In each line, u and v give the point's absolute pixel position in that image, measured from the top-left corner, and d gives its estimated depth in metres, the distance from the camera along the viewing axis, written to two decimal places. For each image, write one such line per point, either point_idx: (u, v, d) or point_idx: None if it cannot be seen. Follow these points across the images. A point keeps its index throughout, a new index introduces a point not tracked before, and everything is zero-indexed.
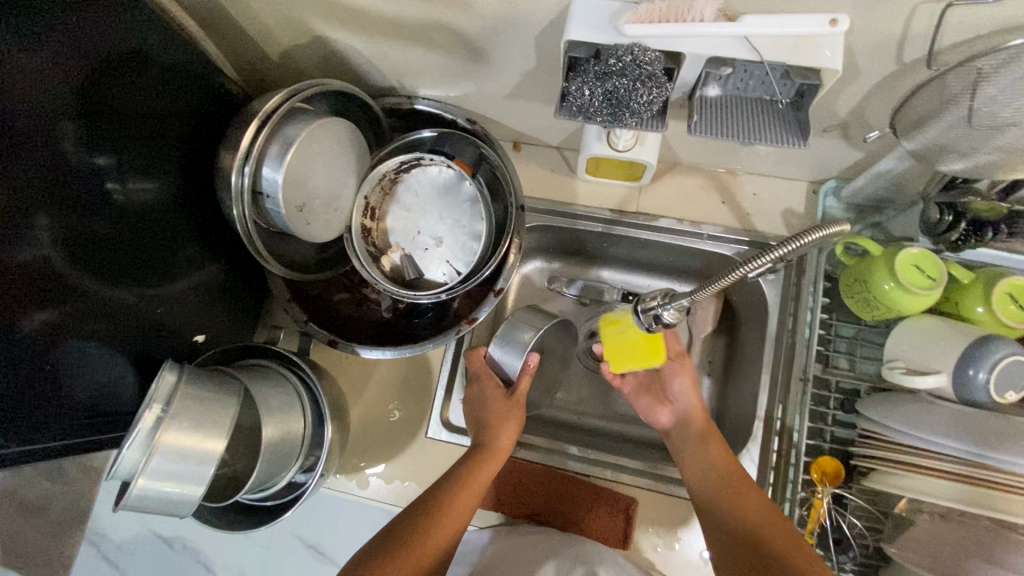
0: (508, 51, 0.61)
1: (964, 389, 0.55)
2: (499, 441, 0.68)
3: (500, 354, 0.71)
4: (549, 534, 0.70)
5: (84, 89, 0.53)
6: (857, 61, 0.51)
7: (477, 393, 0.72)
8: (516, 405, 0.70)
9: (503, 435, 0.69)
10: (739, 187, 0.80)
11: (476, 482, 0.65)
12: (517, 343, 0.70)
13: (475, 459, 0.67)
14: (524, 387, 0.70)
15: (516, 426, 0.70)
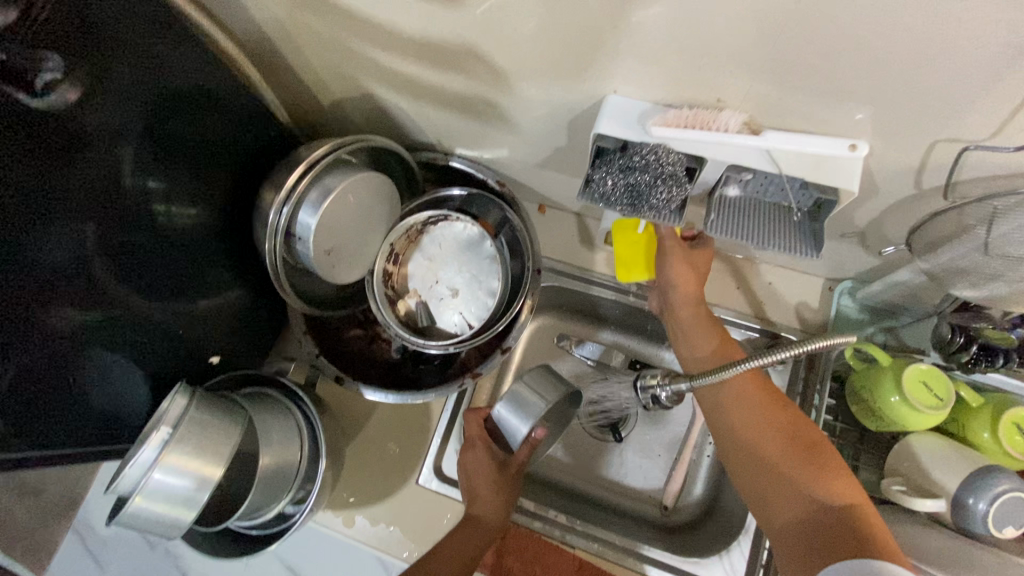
0: (542, 128, 0.64)
1: (963, 517, 0.53)
2: (484, 518, 0.69)
3: (506, 414, 0.69)
4: None
5: (149, 120, 0.58)
6: (875, 182, 0.53)
7: (472, 460, 0.72)
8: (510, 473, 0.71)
9: (493, 509, 0.70)
10: (755, 274, 0.81)
11: (453, 562, 0.66)
12: (531, 410, 0.67)
13: (457, 532, 0.69)
14: (521, 457, 0.70)
15: (507, 499, 0.70)
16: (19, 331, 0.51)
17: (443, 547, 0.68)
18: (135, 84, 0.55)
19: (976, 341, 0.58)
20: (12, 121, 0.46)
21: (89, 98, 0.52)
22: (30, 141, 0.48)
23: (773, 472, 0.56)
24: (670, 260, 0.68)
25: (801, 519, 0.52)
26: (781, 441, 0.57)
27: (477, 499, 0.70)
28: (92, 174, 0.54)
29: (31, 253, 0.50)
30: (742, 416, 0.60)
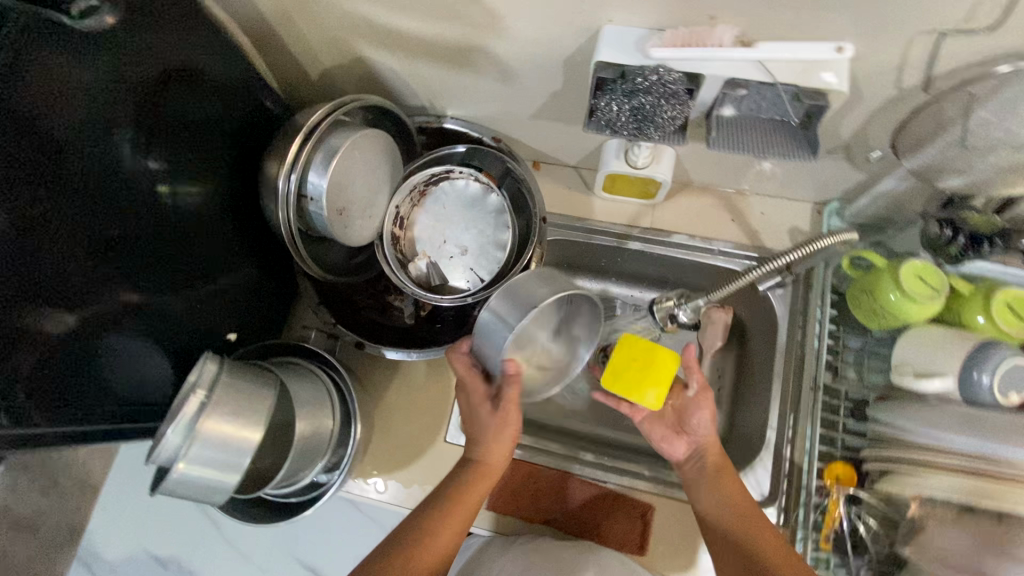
0: (537, 73, 0.66)
1: (969, 390, 0.58)
2: (491, 461, 0.64)
3: (488, 325, 0.59)
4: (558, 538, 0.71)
5: (151, 99, 0.58)
6: (860, 88, 0.56)
7: (464, 405, 0.66)
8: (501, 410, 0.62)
9: (497, 454, 0.64)
10: (747, 206, 0.84)
11: (464, 507, 0.62)
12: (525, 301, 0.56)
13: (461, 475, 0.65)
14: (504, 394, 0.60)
15: (508, 444, 0.64)
16: (28, 294, 0.50)
17: (450, 490, 0.63)
18: (149, 66, 0.57)
19: (964, 232, 0.62)
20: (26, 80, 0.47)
21: (98, 68, 0.52)
22: (42, 92, 0.48)
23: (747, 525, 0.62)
24: (700, 409, 0.68)
25: (775, 552, 0.59)
26: (746, 507, 0.64)
27: (479, 442, 0.64)
28: (93, 149, 0.54)
29: (46, 221, 0.50)
30: (708, 487, 0.66)
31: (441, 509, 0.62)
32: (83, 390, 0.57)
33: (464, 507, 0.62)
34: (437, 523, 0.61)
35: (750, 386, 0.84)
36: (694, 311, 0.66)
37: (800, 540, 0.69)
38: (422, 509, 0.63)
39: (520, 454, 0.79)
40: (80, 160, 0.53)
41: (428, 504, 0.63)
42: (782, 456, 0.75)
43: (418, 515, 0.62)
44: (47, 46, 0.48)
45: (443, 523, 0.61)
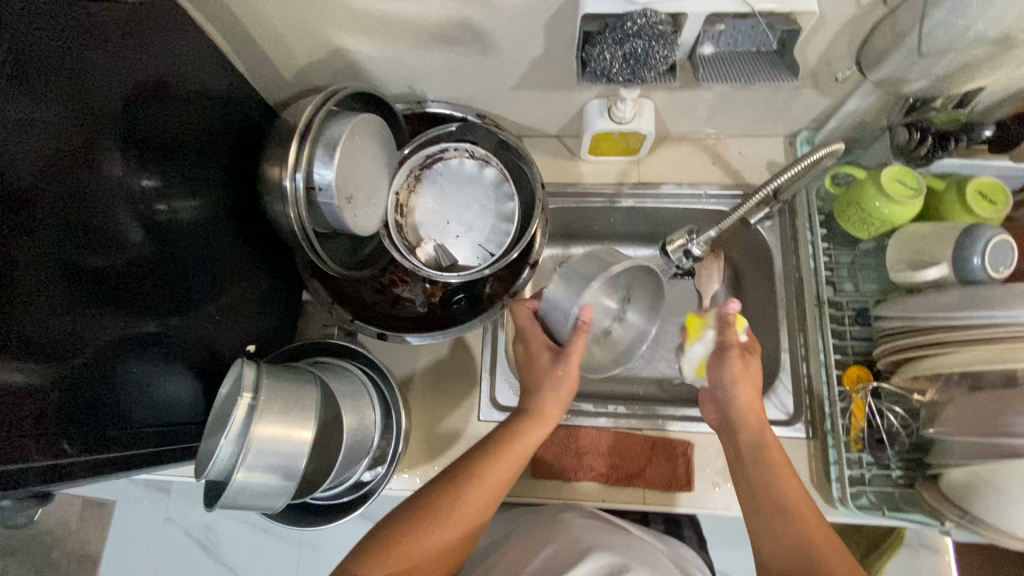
0: (520, 41, 0.67)
1: (964, 274, 0.63)
2: (546, 410, 0.67)
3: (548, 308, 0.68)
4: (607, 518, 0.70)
5: (126, 117, 0.54)
6: (825, 9, 0.61)
7: (523, 356, 0.70)
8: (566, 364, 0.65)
9: (552, 402, 0.67)
10: (725, 148, 0.89)
11: (517, 452, 0.64)
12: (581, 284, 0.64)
13: (518, 424, 0.66)
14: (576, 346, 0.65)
15: (563, 394, 0.67)
16: (49, 324, 0.46)
17: (505, 435, 0.65)
18: (113, 83, 0.52)
19: (931, 133, 0.67)
20: (33, 98, 0.44)
21: (63, 90, 0.46)
22: (47, 110, 0.45)
23: (773, 509, 0.60)
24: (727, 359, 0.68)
25: (778, 534, 0.58)
26: (783, 494, 0.60)
27: (537, 386, 0.67)
28: (74, 183, 0.48)
29: (59, 246, 0.47)
30: (747, 457, 0.64)
31: (494, 449, 0.63)
32: (110, 417, 0.53)
33: (515, 451, 0.63)
34: (492, 464, 0.62)
35: (754, 317, 0.88)
36: (704, 244, 0.72)
37: (831, 445, 0.73)
38: (478, 447, 0.64)
39: (556, 418, 0.80)
40: (57, 200, 0.46)
41: (485, 443, 0.64)
42: (799, 373, 0.79)
43: (473, 451, 0.64)
44: (49, 56, 0.45)
45: (494, 463, 0.62)
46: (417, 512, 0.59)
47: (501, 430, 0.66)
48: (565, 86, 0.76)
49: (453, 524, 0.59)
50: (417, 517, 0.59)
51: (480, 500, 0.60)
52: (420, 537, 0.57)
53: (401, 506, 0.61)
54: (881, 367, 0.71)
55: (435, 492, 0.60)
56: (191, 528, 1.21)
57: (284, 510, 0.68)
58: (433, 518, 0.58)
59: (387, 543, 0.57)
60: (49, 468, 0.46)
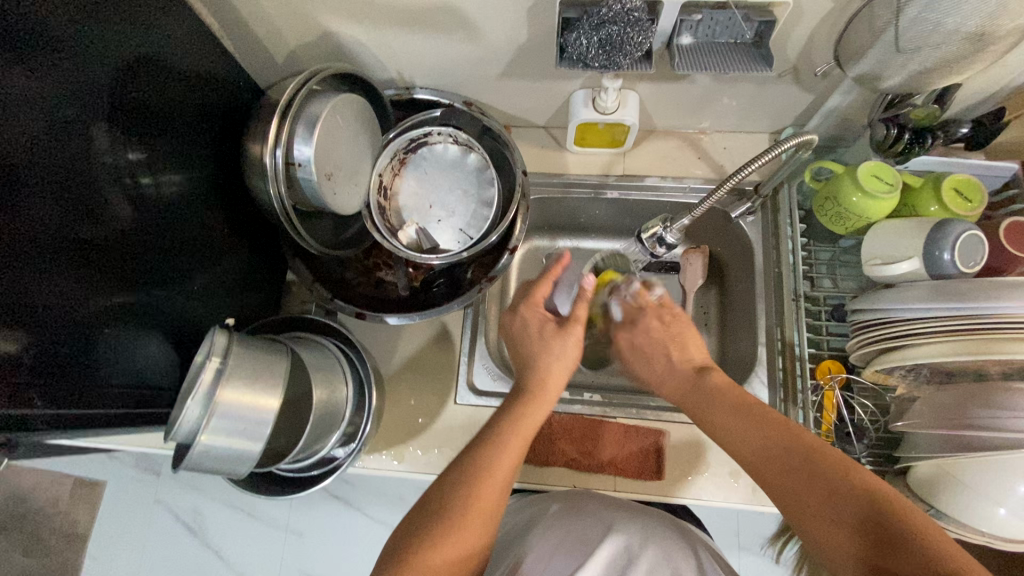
0: (503, 28, 0.68)
1: (934, 267, 0.63)
2: (546, 380, 0.62)
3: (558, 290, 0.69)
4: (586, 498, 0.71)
5: (114, 90, 0.55)
6: (802, 3, 0.62)
7: (523, 322, 0.66)
8: (572, 329, 0.64)
9: (554, 373, 0.63)
10: (711, 144, 0.89)
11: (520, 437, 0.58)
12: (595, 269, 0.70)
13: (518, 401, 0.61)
14: (582, 313, 0.66)
15: (568, 363, 0.64)
16: (21, 290, 0.47)
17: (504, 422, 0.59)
18: (99, 55, 0.53)
19: (909, 129, 0.68)
20: (10, 68, 0.45)
21: (48, 61, 0.48)
22: (24, 81, 0.46)
23: (792, 463, 0.51)
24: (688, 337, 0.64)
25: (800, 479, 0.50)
26: (776, 440, 0.52)
27: (543, 357, 0.64)
28: (60, 152, 0.49)
29: (33, 215, 0.47)
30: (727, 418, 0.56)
31: (498, 442, 0.57)
32: (86, 380, 0.53)
33: (518, 437, 0.57)
34: (496, 456, 0.56)
35: (734, 312, 0.89)
36: (678, 231, 0.74)
37: None
38: (479, 439, 0.58)
39: None
40: (41, 170, 0.48)
41: (485, 437, 0.58)
42: (775, 366, 0.79)
43: (473, 448, 0.57)
44: (31, 28, 0.46)
45: (501, 455, 0.56)
46: (431, 524, 0.52)
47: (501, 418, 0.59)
48: (549, 75, 0.77)
49: (471, 529, 0.52)
50: (430, 529, 0.52)
51: (495, 494, 0.54)
52: (437, 548, 0.51)
53: (411, 517, 0.54)
54: (855, 361, 0.71)
55: (444, 499, 0.53)
56: (176, 512, 1.22)
57: (256, 483, 0.69)
58: (444, 530, 0.51)
59: (404, 559, 0.50)
60: (14, 420, 0.47)
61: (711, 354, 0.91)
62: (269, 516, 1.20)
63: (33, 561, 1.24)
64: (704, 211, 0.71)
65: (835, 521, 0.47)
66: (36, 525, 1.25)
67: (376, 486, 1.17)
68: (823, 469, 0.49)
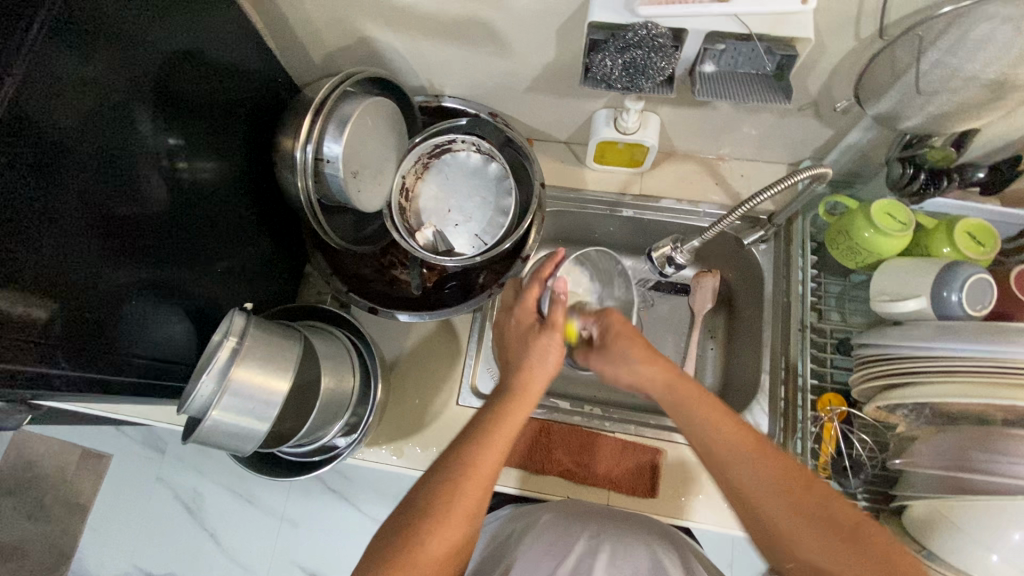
0: (533, 45, 0.71)
1: (940, 308, 0.64)
2: (528, 386, 0.63)
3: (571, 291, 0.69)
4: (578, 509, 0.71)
5: (159, 80, 0.58)
6: (825, 40, 0.63)
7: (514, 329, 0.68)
8: (552, 335, 0.63)
9: (535, 378, 0.63)
10: (729, 171, 0.91)
11: (502, 438, 0.58)
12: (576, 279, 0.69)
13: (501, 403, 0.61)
14: (559, 320, 0.64)
15: (549, 367, 0.63)
16: (59, 258, 0.50)
17: (484, 423, 0.59)
18: (149, 45, 0.56)
19: (924, 170, 0.69)
20: (65, 53, 0.48)
21: (105, 49, 0.51)
22: (79, 66, 0.49)
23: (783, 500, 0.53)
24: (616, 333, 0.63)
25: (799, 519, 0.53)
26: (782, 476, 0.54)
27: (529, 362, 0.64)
28: (107, 134, 0.53)
29: (75, 190, 0.50)
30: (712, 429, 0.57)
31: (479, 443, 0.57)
32: (109, 347, 0.56)
33: (499, 440, 0.58)
34: (479, 456, 0.56)
35: (740, 339, 0.90)
36: (688, 253, 0.75)
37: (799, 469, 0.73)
38: (461, 441, 0.58)
39: (533, 412, 0.82)
40: (88, 149, 0.51)
41: (464, 436, 0.58)
42: (777, 395, 0.79)
43: (452, 449, 0.58)
44: (91, 18, 0.50)
45: (481, 453, 0.57)
46: (419, 518, 0.53)
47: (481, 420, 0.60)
48: (574, 92, 0.79)
49: (454, 528, 0.53)
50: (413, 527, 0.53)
51: (477, 493, 0.55)
52: (428, 541, 0.52)
53: (394, 519, 0.55)
54: (858, 396, 0.72)
55: (425, 499, 0.54)
56: (177, 491, 1.25)
57: (258, 465, 0.71)
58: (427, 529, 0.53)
59: (390, 558, 0.51)
60: (40, 379, 0.49)
61: (715, 379, 0.92)
62: (266, 503, 1.23)
63: (36, 528, 1.27)
64: (715, 234, 0.73)
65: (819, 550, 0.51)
66: (42, 492, 1.29)
67: (374, 482, 1.18)
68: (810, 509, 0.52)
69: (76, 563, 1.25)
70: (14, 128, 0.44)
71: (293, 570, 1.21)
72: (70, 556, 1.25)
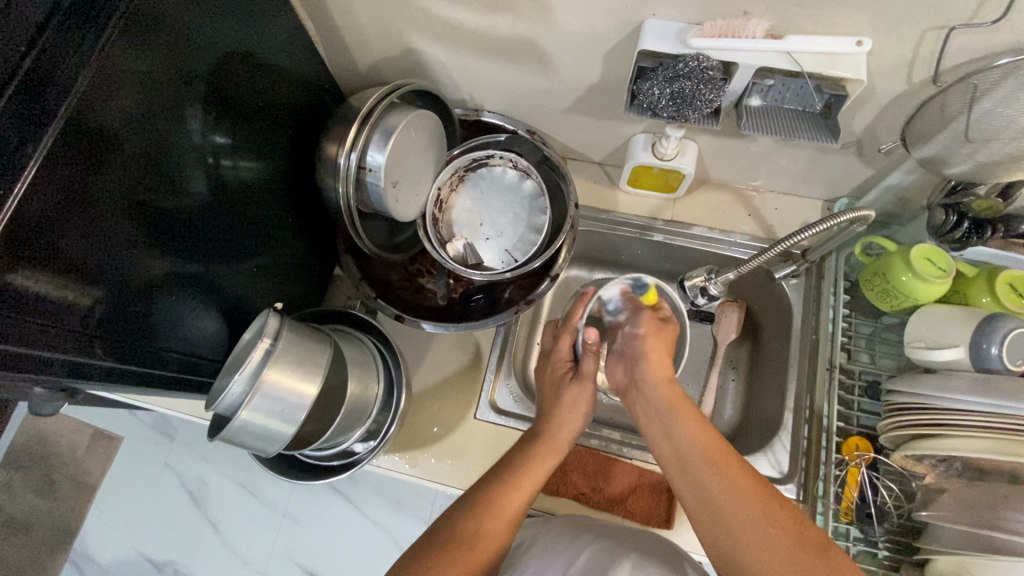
0: (578, 67, 0.71)
1: (979, 360, 0.63)
2: (558, 442, 0.65)
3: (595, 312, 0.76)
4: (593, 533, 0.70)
5: (214, 81, 0.60)
6: (875, 81, 0.63)
7: (551, 372, 0.74)
8: (583, 389, 0.69)
9: (563, 428, 0.67)
10: (763, 203, 0.90)
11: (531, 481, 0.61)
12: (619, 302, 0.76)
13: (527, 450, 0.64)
14: (592, 371, 0.70)
15: (577, 418, 0.68)
16: (104, 251, 0.50)
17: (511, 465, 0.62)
18: (206, 47, 0.57)
19: (968, 218, 0.69)
20: (128, 50, 0.49)
21: (165, 50, 0.53)
22: (138, 62, 0.50)
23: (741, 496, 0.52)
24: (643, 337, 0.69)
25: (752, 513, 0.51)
26: (737, 477, 0.53)
27: (559, 414, 0.68)
28: (156, 129, 0.54)
29: (120, 185, 0.51)
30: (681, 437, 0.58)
31: (503, 484, 0.59)
32: (144, 339, 0.57)
33: (523, 483, 0.60)
34: (503, 497, 0.58)
35: (763, 373, 0.88)
36: (721, 285, 0.78)
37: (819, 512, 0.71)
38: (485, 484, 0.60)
39: None
40: (138, 143, 0.52)
41: (495, 476, 0.61)
42: (800, 434, 0.77)
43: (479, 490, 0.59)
44: (154, 19, 0.51)
45: (507, 494, 0.58)
46: (441, 550, 0.53)
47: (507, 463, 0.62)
48: (613, 115, 0.80)
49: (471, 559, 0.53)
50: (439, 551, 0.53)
51: (499, 531, 0.56)
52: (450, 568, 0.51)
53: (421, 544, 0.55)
54: (884, 442, 0.70)
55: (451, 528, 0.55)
56: (183, 479, 1.25)
57: (275, 465, 0.71)
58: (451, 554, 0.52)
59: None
60: (77, 368, 0.50)
61: (735, 411, 0.90)
62: (269, 497, 1.23)
63: (43, 503, 1.29)
64: (751, 268, 0.74)
65: (757, 541, 0.50)
66: (52, 468, 1.30)
67: (379, 487, 1.18)
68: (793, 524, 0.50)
69: (78, 542, 1.26)
70: (77, 123, 0.46)
71: (292, 570, 1.20)
72: (72, 534, 1.26)
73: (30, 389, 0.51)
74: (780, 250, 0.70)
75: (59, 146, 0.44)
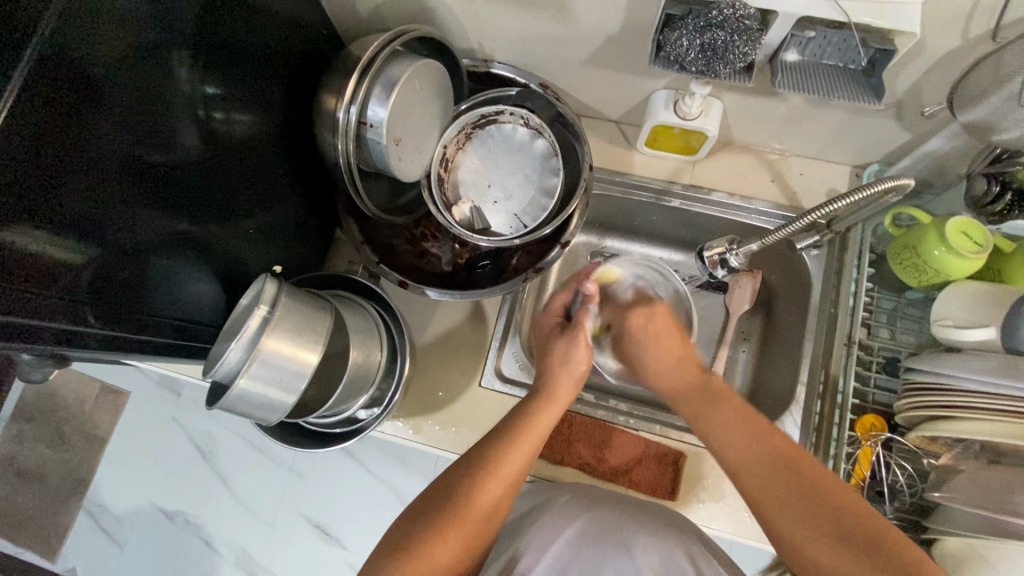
0: (598, 15, 0.65)
1: (1010, 338, 0.60)
2: (558, 390, 0.65)
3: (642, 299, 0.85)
4: (599, 500, 0.69)
5: (202, 23, 0.54)
6: (926, 35, 0.57)
7: (560, 343, 0.68)
8: (577, 335, 0.68)
9: (566, 381, 0.66)
10: (788, 168, 0.85)
11: (532, 440, 0.60)
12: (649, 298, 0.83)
13: (536, 404, 0.63)
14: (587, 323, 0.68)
15: (578, 372, 0.66)
16: (92, 207, 0.47)
17: (515, 421, 0.61)
18: None
19: (1012, 190, 0.64)
20: None
21: None
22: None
23: (779, 470, 0.53)
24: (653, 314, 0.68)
25: (810, 510, 0.50)
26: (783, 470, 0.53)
27: (555, 364, 0.67)
28: (143, 75, 0.49)
29: (104, 133, 0.47)
30: (736, 434, 0.57)
31: (509, 438, 0.59)
32: (137, 303, 0.54)
33: (530, 438, 0.60)
34: (506, 454, 0.58)
35: (776, 345, 0.86)
36: (743, 256, 0.75)
37: None
38: (491, 437, 0.60)
39: None
40: (123, 90, 0.48)
41: (500, 430, 0.60)
42: (812, 408, 0.76)
43: (479, 449, 0.59)
44: None
45: (507, 454, 0.58)
46: (436, 509, 0.55)
47: (514, 416, 0.62)
48: (635, 69, 0.74)
49: (468, 526, 0.54)
50: (432, 514, 0.55)
51: (498, 489, 0.56)
52: (437, 539, 0.53)
53: (424, 504, 0.56)
54: (900, 421, 0.68)
55: (448, 492, 0.56)
56: (191, 434, 1.27)
57: (278, 429, 0.70)
58: (444, 529, 0.53)
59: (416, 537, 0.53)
60: (68, 335, 0.47)
61: (746, 383, 0.89)
62: (277, 453, 1.25)
63: (54, 454, 1.30)
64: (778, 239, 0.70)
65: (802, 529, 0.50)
66: (61, 421, 1.31)
67: (383, 446, 1.19)
68: (824, 499, 0.50)
69: (89, 492, 1.28)
70: (51, 65, 0.41)
71: (299, 523, 1.23)
72: (85, 483, 1.28)
73: (19, 355, 0.48)
74: (811, 220, 0.65)
75: (31, 94, 0.40)
